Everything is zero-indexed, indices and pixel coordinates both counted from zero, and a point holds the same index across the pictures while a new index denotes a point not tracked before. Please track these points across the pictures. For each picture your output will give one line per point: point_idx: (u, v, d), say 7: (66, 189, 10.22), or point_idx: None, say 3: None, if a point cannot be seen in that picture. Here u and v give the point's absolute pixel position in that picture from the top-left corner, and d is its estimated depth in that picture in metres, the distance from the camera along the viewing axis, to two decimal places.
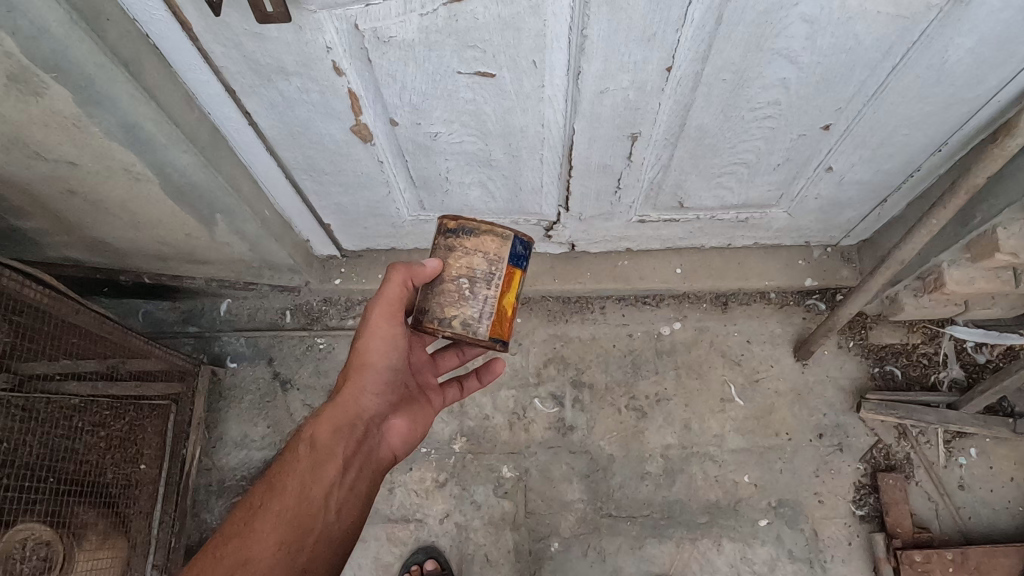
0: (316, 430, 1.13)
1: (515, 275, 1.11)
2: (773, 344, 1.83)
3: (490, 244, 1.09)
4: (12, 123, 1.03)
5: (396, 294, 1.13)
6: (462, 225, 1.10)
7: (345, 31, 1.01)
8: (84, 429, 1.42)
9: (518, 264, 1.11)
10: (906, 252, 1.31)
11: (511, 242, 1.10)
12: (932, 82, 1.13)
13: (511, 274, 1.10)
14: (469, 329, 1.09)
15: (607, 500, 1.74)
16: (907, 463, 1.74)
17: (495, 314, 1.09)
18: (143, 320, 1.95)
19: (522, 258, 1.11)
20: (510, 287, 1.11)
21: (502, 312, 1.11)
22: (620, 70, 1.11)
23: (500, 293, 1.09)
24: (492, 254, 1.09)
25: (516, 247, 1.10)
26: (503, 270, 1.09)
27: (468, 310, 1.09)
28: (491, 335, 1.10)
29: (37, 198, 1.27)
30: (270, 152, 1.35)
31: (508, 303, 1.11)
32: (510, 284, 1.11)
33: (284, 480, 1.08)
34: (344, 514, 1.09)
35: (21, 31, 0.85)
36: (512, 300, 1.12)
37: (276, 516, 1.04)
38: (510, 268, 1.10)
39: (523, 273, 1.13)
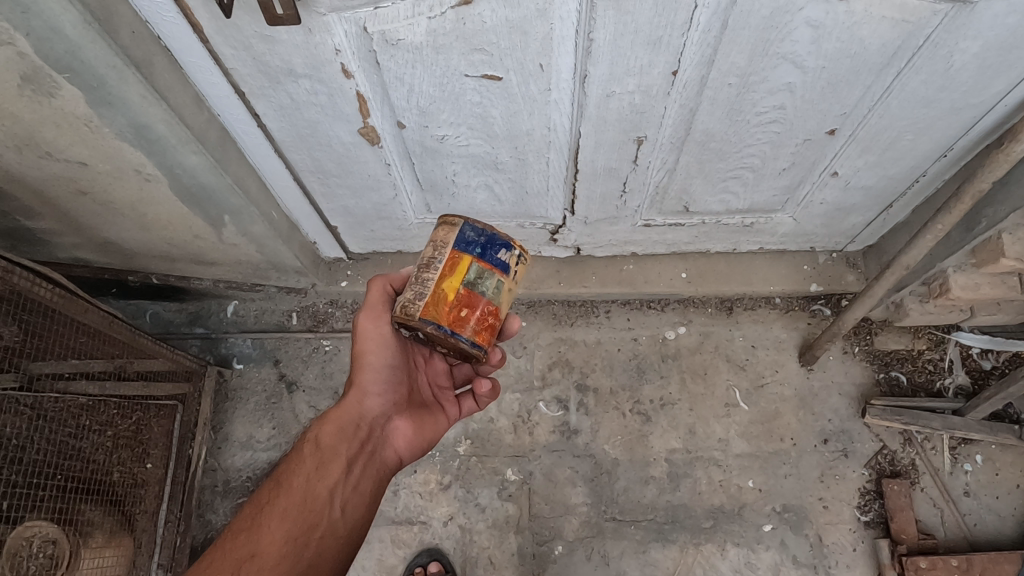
0: (320, 431, 1.14)
1: (461, 260, 1.02)
2: (778, 349, 1.83)
3: (444, 232, 1.04)
4: (24, 123, 1.05)
5: (383, 296, 1.14)
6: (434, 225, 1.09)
7: (354, 34, 1.02)
8: (91, 428, 1.43)
9: (468, 250, 1.02)
10: (911, 257, 1.31)
11: (461, 228, 1.03)
12: (937, 88, 1.13)
13: (454, 259, 1.02)
14: (407, 313, 1.03)
15: (611, 504, 1.74)
16: (912, 469, 1.73)
17: (430, 294, 1.02)
18: (151, 321, 1.96)
19: (472, 242, 1.02)
20: (452, 271, 1.02)
21: (439, 295, 1.01)
22: (627, 73, 1.12)
23: (438, 277, 1.02)
24: (441, 241, 1.04)
25: (466, 233, 1.03)
26: (447, 255, 1.02)
27: (409, 295, 1.04)
28: (423, 317, 1.01)
29: (47, 198, 1.29)
30: (279, 154, 1.36)
31: (451, 285, 1.01)
32: (454, 268, 1.02)
33: (289, 478, 1.09)
34: (348, 512, 1.10)
35: (35, 32, 0.87)
36: (458, 284, 1.01)
37: (282, 513, 1.04)
38: (455, 253, 1.02)
39: (474, 259, 1.02)
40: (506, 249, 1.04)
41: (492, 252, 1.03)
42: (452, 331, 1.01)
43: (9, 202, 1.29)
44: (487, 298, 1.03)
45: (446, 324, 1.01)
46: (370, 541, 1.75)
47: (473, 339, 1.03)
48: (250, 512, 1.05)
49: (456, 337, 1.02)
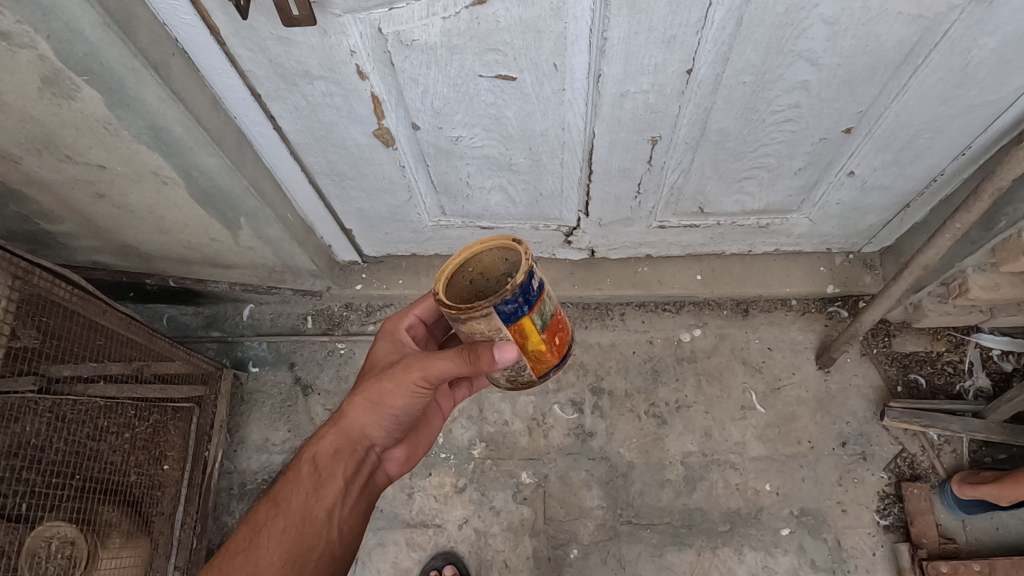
0: (319, 449, 1.10)
1: (523, 324, 0.92)
2: (794, 351, 1.82)
3: (486, 323, 0.90)
4: (45, 125, 1.06)
5: (449, 370, 1.00)
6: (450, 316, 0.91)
7: (368, 35, 1.03)
8: (109, 429, 1.44)
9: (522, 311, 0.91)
10: (930, 257, 1.30)
11: (498, 310, 0.88)
12: (955, 84, 1.12)
13: (516, 327, 0.93)
14: (528, 378, 1.03)
15: (627, 507, 1.73)
16: (932, 472, 1.71)
17: (530, 361, 0.99)
18: (167, 324, 1.98)
19: (519, 308, 0.90)
20: (524, 336, 0.94)
21: (539, 353, 0.99)
22: (641, 72, 1.12)
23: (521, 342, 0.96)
24: (489, 327, 0.91)
25: (505, 309, 0.89)
26: (509, 330, 0.92)
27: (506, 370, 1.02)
28: (540, 373, 1.03)
29: (67, 200, 1.30)
30: (294, 157, 1.37)
31: (535, 342, 0.96)
32: (525, 335, 0.94)
33: (287, 497, 1.07)
34: (344, 531, 1.10)
35: (55, 34, 0.88)
36: (537, 338, 0.96)
37: (280, 534, 1.03)
38: (512, 326, 0.92)
39: (531, 314, 0.92)
40: (536, 275, 0.92)
41: (533, 292, 0.91)
42: (564, 356, 1.04)
43: (30, 205, 1.30)
44: (555, 311, 0.99)
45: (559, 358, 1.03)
46: (385, 544, 1.75)
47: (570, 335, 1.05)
48: (248, 530, 1.04)
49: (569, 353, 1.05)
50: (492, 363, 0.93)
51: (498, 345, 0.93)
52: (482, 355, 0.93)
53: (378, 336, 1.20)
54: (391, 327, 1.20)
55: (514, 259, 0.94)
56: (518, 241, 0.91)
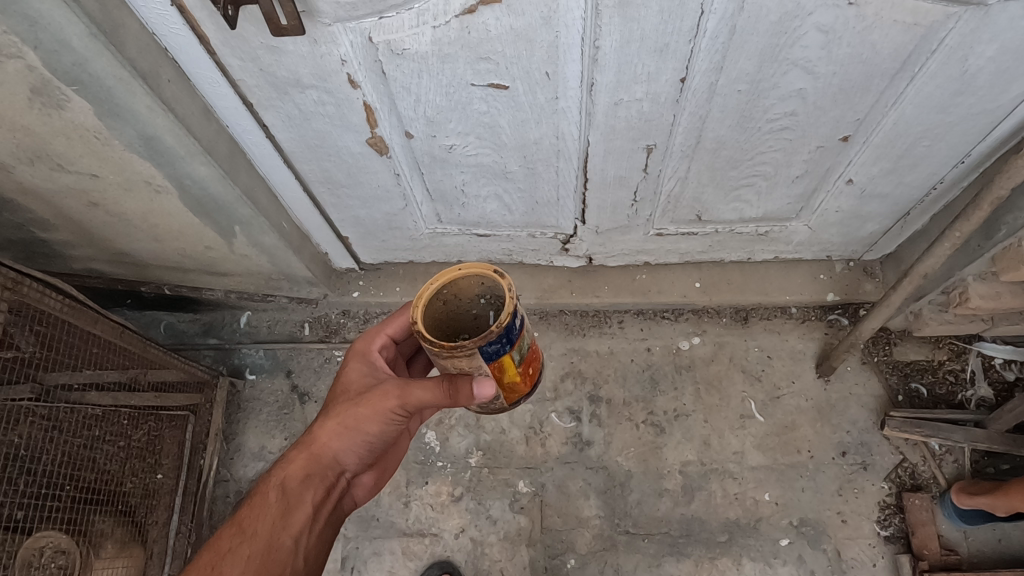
0: (288, 473, 1.07)
1: (502, 362, 0.91)
2: (794, 360, 1.80)
3: (467, 360, 0.88)
4: (36, 135, 1.06)
5: (418, 397, 1.01)
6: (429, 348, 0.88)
7: (359, 44, 1.02)
8: (104, 438, 1.44)
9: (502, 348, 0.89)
10: (929, 265, 1.29)
11: (481, 350, 0.87)
12: (953, 92, 1.11)
13: (495, 364, 0.91)
14: (498, 408, 1.04)
15: (625, 517, 1.72)
16: (933, 482, 1.70)
17: (505, 394, 0.99)
18: (165, 332, 1.98)
19: (501, 347, 0.88)
20: (501, 370, 0.93)
21: (513, 385, 0.97)
22: (634, 81, 1.11)
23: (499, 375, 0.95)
24: (470, 364, 0.89)
25: (489, 350, 0.87)
26: (489, 367, 0.91)
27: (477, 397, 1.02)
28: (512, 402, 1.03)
29: (60, 209, 1.30)
30: (289, 166, 1.37)
31: (511, 377, 0.95)
32: (504, 370, 0.93)
33: (253, 522, 1.03)
34: (309, 561, 1.06)
35: (42, 45, 0.88)
36: (513, 372, 0.95)
37: (245, 560, 0.99)
38: (492, 363, 0.90)
39: (511, 350, 0.91)
40: (519, 312, 0.90)
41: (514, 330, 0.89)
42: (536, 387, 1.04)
43: (24, 213, 1.30)
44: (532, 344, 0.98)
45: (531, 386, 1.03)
46: (381, 554, 1.74)
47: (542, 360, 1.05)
48: (210, 557, 0.99)
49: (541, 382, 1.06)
50: (470, 398, 0.94)
51: (477, 381, 0.94)
52: (462, 390, 0.95)
53: (347, 356, 1.16)
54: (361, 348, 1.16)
55: (491, 286, 0.92)
56: (499, 273, 0.90)
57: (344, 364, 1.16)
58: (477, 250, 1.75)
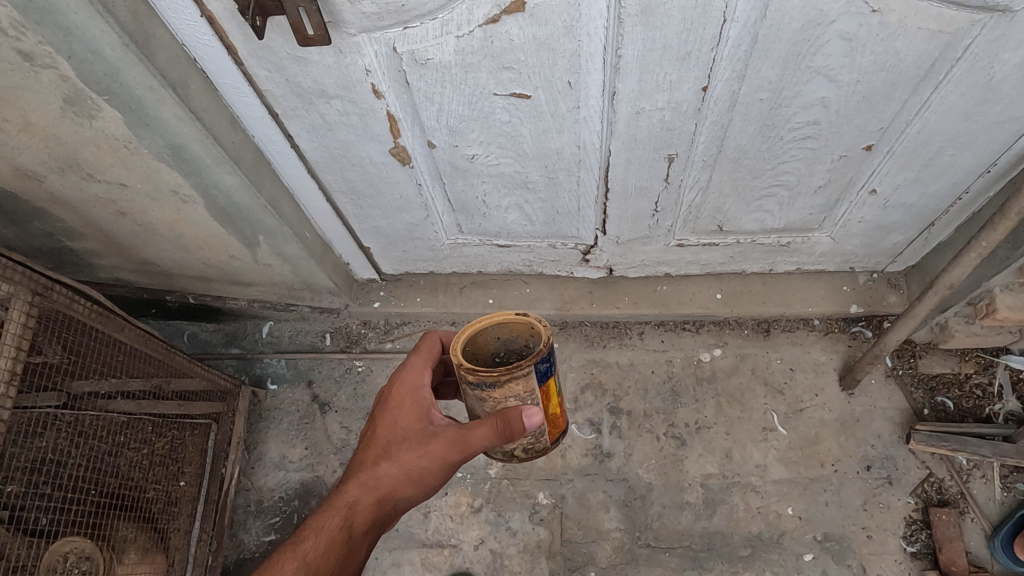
0: (353, 517, 1.06)
1: (548, 385, 1.02)
2: (817, 372, 1.78)
3: (523, 383, 0.97)
4: (67, 144, 1.08)
5: (483, 447, 1.01)
6: (480, 379, 0.96)
7: (384, 54, 1.04)
8: (128, 445, 1.46)
9: (547, 374, 1.01)
10: (955, 276, 1.28)
11: (537, 368, 0.97)
12: (978, 100, 1.10)
13: (543, 389, 1.02)
14: (543, 446, 1.10)
15: (646, 530, 1.70)
16: (961, 498, 1.66)
17: (549, 424, 1.07)
18: (188, 341, 2.00)
19: (546, 369, 1.00)
20: (549, 401, 1.05)
21: (554, 418, 1.08)
22: (656, 90, 1.11)
23: (544, 413, 1.05)
24: (527, 390, 0.98)
25: (542, 369, 0.99)
26: (539, 392, 1.00)
27: (525, 441, 1.06)
28: (552, 441, 1.10)
29: (89, 218, 1.33)
30: (313, 176, 1.39)
31: (553, 407, 1.07)
32: (548, 395, 1.03)
33: (313, 558, 1.04)
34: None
35: (76, 55, 0.90)
36: (555, 403, 1.07)
37: None
38: (542, 388, 1.01)
39: (553, 375, 1.03)
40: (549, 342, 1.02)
41: (550, 361, 1.01)
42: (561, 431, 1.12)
43: (54, 222, 1.33)
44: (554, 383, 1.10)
45: (562, 425, 1.12)
46: (399, 564, 1.74)
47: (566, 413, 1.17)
48: None
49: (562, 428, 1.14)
50: (522, 428, 0.98)
51: (524, 411, 0.98)
52: (514, 422, 0.98)
53: (396, 386, 1.11)
54: (412, 379, 1.11)
55: (504, 334, 1.04)
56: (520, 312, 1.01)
57: (393, 396, 1.11)
58: (497, 261, 1.76)
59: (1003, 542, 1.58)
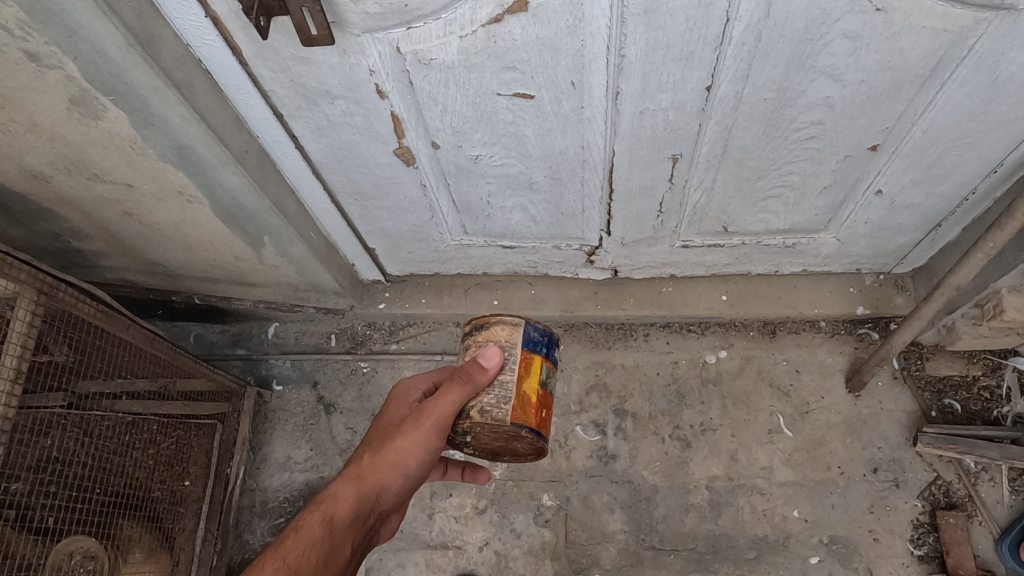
0: (335, 510, 1.07)
1: (533, 359, 1.08)
2: (824, 374, 1.77)
3: (506, 333, 1.08)
4: (74, 144, 1.09)
5: (452, 409, 1.06)
6: (476, 323, 1.12)
7: (387, 54, 1.04)
8: (135, 446, 1.46)
9: (537, 350, 1.09)
10: (962, 277, 1.27)
11: (525, 329, 1.09)
12: (985, 99, 1.09)
13: (525, 359, 1.07)
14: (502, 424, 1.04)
15: (651, 532, 1.69)
16: (969, 501, 1.65)
17: (515, 399, 1.05)
18: (194, 342, 2.01)
19: (536, 340, 1.09)
20: (528, 373, 1.07)
21: (525, 400, 1.06)
22: (660, 90, 1.11)
23: (517, 379, 1.05)
24: (509, 340, 1.07)
25: (530, 333, 1.09)
26: (520, 355, 1.07)
27: (486, 398, 1.04)
28: (514, 422, 1.04)
29: (95, 219, 1.33)
30: (317, 177, 1.39)
31: (530, 388, 1.06)
32: (529, 368, 1.07)
33: (293, 548, 1.01)
34: None
35: (82, 56, 0.90)
36: (534, 388, 1.07)
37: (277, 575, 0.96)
38: (525, 353, 1.07)
39: (544, 359, 1.10)
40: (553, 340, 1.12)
41: (544, 345, 1.10)
42: (535, 431, 1.07)
43: (61, 223, 1.34)
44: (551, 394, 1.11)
45: (533, 426, 1.06)
46: (404, 565, 1.74)
47: (545, 438, 1.10)
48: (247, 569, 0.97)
49: (540, 437, 1.08)
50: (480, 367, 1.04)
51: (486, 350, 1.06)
52: (471, 365, 1.05)
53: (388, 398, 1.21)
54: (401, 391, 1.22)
55: None
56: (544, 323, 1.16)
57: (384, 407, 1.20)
58: (502, 262, 1.76)
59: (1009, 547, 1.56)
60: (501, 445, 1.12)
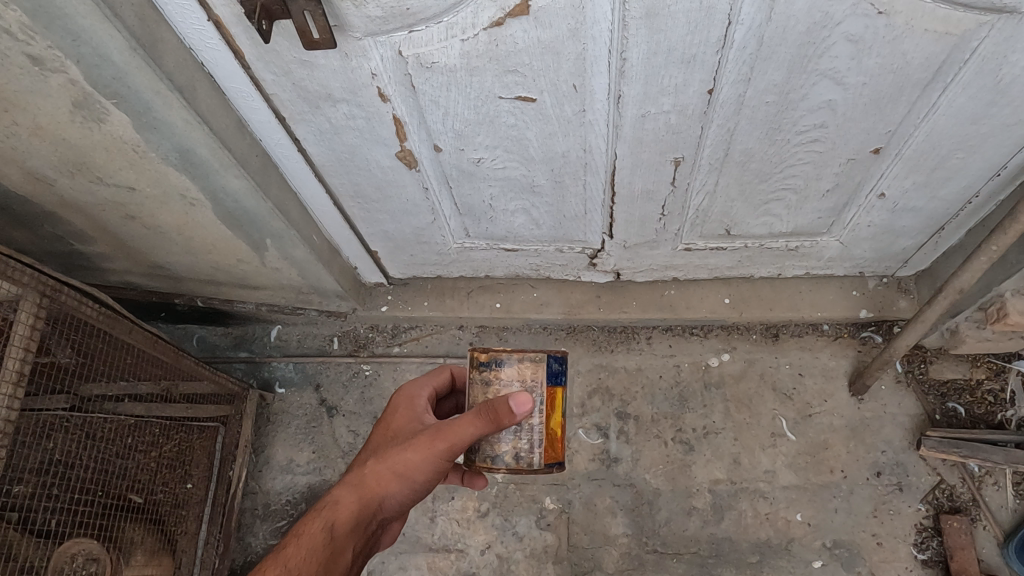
0: (336, 517, 1.08)
1: (556, 393, 1.06)
2: (827, 377, 1.77)
3: (531, 371, 1.04)
4: (77, 148, 1.09)
5: (467, 439, 1.02)
6: (493, 357, 1.05)
7: (389, 58, 1.04)
8: (137, 448, 1.46)
9: (558, 381, 1.07)
10: (965, 280, 1.27)
11: (548, 363, 1.05)
12: (987, 102, 1.09)
13: (551, 395, 1.05)
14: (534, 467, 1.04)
15: (653, 535, 1.69)
16: (973, 505, 1.64)
17: (546, 439, 1.04)
18: (197, 345, 2.02)
19: (557, 374, 1.06)
20: (554, 410, 1.05)
21: (553, 437, 1.06)
22: (662, 93, 1.11)
23: (546, 419, 1.04)
24: (534, 378, 1.03)
25: (552, 366, 1.05)
26: (547, 393, 1.04)
27: (519, 444, 1.03)
28: (547, 463, 1.05)
29: (99, 222, 1.34)
30: (320, 180, 1.39)
31: (556, 424, 1.06)
32: (553, 404, 1.05)
33: (293, 555, 1.03)
34: None
35: (84, 59, 0.91)
36: (558, 421, 1.07)
37: None
38: (549, 388, 1.05)
39: (563, 388, 1.08)
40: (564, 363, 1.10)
41: (560, 374, 1.08)
42: (559, 462, 1.09)
43: (64, 226, 1.34)
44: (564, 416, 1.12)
45: (558, 457, 1.08)
46: (407, 568, 1.74)
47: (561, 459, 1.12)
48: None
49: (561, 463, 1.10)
50: (507, 412, 0.99)
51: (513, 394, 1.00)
52: (499, 406, 0.99)
53: (397, 401, 1.19)
54: (411, 393, 1.20)
55: None
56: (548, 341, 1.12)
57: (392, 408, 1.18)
58: (504, 265, 1.76)
59: (1014, 551, 1.55)
60: None
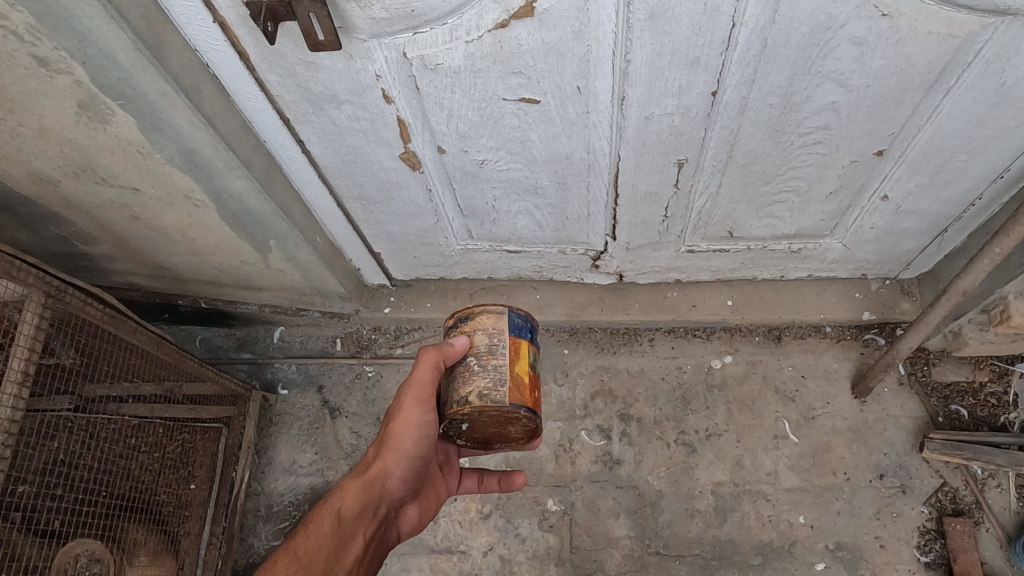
0: (342, 502, 1.08)
1: (520, 344, 1.11)
2: (829, 380, 1.77)
3: (492, 321, 1.11)
4: (82, 149, 1.09)
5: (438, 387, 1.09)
6: (459, 316, 1.13)
7: (394, 60, 1.04)
8: (140, 449, 1.46)
9: (523, 335, 1.12)
10: (968, 282, 1.27)
11: (510, 316, 1.12)
12: (990, 105, 1.09)
13: (513, 344, 1.10)
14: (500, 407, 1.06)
15: (656, 537, 1.69)
16: (976, 508, 1.64)
17: (511, 380, 1.07)
18: (200, 346, 2.02)
19: (521, 327, 1.12)
20: (518, 355, 1.10)
21: (520, 381, 1.08)
22: (665, 95, 1.11)
23: (509, 362, 1.08)
24: (496, 329, 1.10)
25: (515, 319, 1.12)
26: (509, 340, 1.10)
27: (483, 382, 1.06)
28: (512, 402, 1.06)
29: (104, 223, 1.34)
30: (324, 182, 1.40)
31: (522, 370, 1.10)
32: (518, 352, 1.10)
33: (305, 542, 1.02)
34: None
35: (90, 60, 0.91)
36: (525, 368, 1.10)
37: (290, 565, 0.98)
38: (512, 337, 1.10)
39: (530, 343, 1.13)
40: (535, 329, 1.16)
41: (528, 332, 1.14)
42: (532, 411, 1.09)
43: (69, 227, 1.35)
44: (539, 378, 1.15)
45: (531, 405, 1.09)
46: (409, 570, 1.74)
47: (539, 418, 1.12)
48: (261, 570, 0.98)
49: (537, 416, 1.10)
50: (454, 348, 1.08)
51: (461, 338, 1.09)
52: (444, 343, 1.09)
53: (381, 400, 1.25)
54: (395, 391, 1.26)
55: None
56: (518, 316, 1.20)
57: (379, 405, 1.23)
58: (507, 267, 1.76)
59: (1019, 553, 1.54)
60: (498, 430, 1.13)
